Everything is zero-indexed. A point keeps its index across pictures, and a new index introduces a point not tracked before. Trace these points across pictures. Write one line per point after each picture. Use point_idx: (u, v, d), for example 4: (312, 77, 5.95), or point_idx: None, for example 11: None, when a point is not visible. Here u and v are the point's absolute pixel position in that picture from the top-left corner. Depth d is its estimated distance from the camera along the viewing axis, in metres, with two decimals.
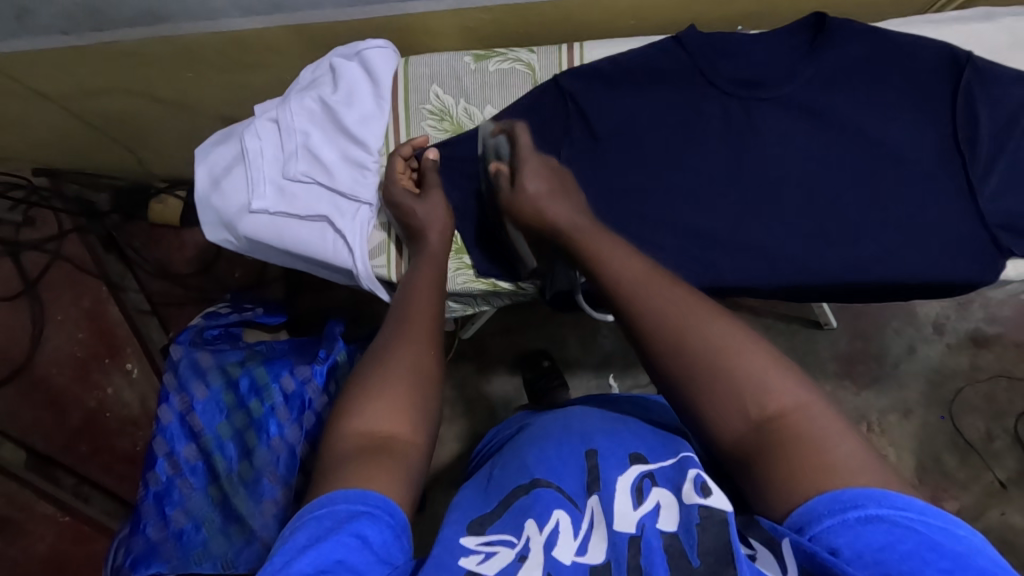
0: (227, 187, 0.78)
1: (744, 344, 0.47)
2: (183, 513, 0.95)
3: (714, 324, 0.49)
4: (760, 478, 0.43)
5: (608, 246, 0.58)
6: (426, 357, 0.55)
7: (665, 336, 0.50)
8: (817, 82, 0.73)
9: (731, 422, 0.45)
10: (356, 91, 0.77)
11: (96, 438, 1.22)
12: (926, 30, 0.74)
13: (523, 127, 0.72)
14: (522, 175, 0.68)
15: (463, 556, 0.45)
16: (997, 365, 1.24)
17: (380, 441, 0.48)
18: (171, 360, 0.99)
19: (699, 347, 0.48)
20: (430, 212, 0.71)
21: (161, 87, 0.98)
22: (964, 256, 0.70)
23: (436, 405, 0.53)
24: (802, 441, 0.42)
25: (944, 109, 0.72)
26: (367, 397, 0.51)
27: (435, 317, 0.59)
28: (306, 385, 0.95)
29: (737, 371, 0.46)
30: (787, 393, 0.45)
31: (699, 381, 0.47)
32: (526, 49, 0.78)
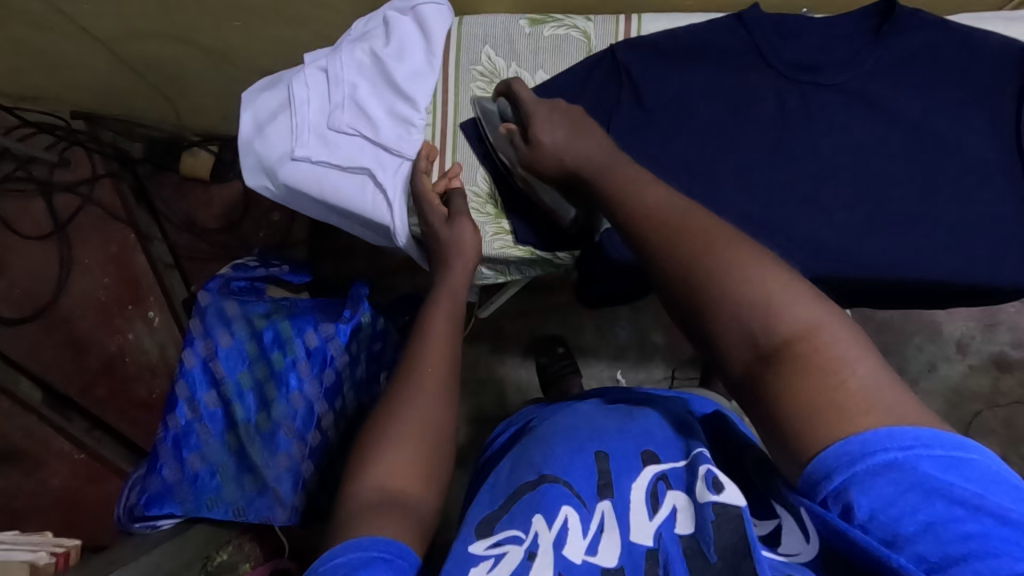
0: (271, 133, 0.78)
1: (754, 264, 0.43)
2: (198, 458, 0.96)
3: (735, 250, 0.45)
4: (763, 403, 0.39)
5: (634, 184, 0.55)
6: (443, 409, 0.55)
7: (677, 263, 0.46)
8: (876, 73, 0.72)
9: (736, 349, 0.42)
10: (408, 47, 0.77)
11: (114, 383, 1.24)
12: (995, 27, 0.72)
13: (519, 81, 0.71)
14: (533, 126, 0.67)
15: (473, 565, 0.46)
16: (1019, 390, 1.22)
17: (395, 496, 0.48)
18: (197, 306, 1.00)
19: (711, 273, 0.44)
20: (459, 235, 0.69)
21: (208, 34, 0.98)
22: (1009, 265, 0.69)
23: (447, 459, 0.54)
24: (809, 367, 0.38)
25: (1007, 109, 0.71)
26: (387, 445, 0.51)
27: (450, 366, 0.59)
28: (329, 343, 0.96)
29: (745, 295, 0.42)
30: (801, 315, 0.40)
31: (707, 307, 0.44)
32: (582, 16, 0.77)
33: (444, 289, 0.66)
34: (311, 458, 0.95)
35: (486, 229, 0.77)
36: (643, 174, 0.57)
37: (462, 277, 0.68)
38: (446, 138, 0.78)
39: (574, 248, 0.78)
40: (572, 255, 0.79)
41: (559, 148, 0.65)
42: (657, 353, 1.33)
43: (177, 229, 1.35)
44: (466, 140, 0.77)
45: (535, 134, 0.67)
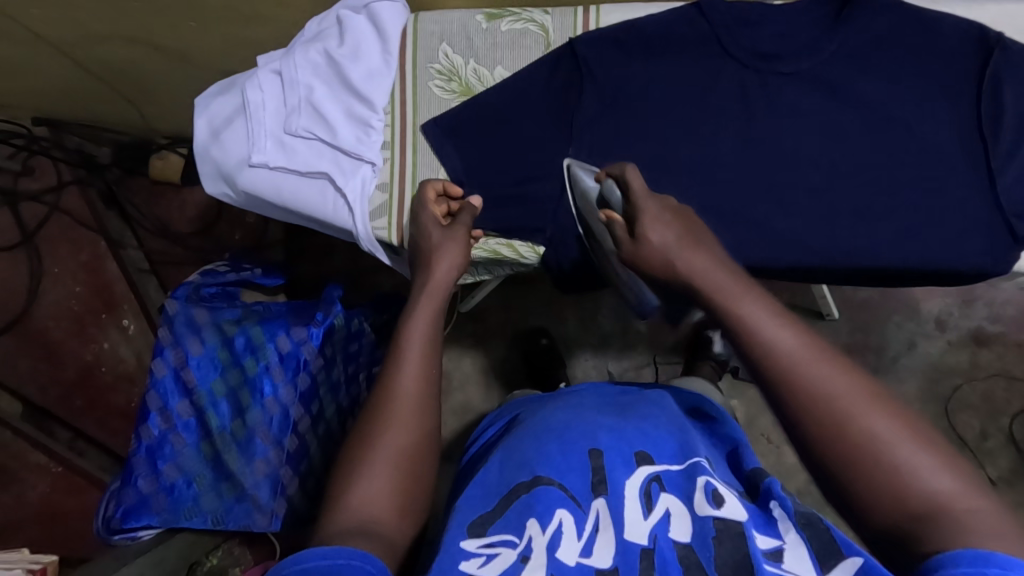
0: (227, 139, 0.76)
1: (903, 433, 0.40)
2: (175, 468, 0.96)
3: (872, 409, 0.41)
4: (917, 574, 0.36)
5: (736, 295, 0.48)
6: (421, 428, 0.52)
7: (812, 419, 0.42)
8: (837, 58, 0.71)
9: (883, 517, 0.39)
10: (363, 47, 0.75)
11: (93, 393, 1.22)
12: (956, 7, 0.71)
13: (633, 168, 0.62)
14: (640, 225, 0.57)
15: (465, 559, 0.46)
16: (997, 364, 1.23)
17: (367, 522, 0.47)
18: (166, 315, 0.97)
19: (856, 437, 0.40)
20: (445, 240, 0.65)
21: (163, 36, 0.95)
22: (975, 246, 0.68)
23: (426, 474, 0.52)
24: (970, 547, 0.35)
25: (967, 91, 0.69)
26: (362, 469, 0.50)
27: (429, 379, 0.55)
28: (301, 347, 0.95)
29: (890, 465, 0.39)
30: (954, 492, 0.38)
31: (851, 477, 0.40)
32: (540, 10, 0.75)
33: (424, 290, 0.60)
34: (289, 463, 0.95)
35: None
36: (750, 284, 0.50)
37: (449, 275, 0.61)
38: (405, 137, 0.76)
39: (536, 244, 0.76)
40: (536, 253, 0.77)
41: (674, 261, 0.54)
42: (639, 341, 1.33)
43: (149, 235, 1.33)
44: (426, 139, 0.75)
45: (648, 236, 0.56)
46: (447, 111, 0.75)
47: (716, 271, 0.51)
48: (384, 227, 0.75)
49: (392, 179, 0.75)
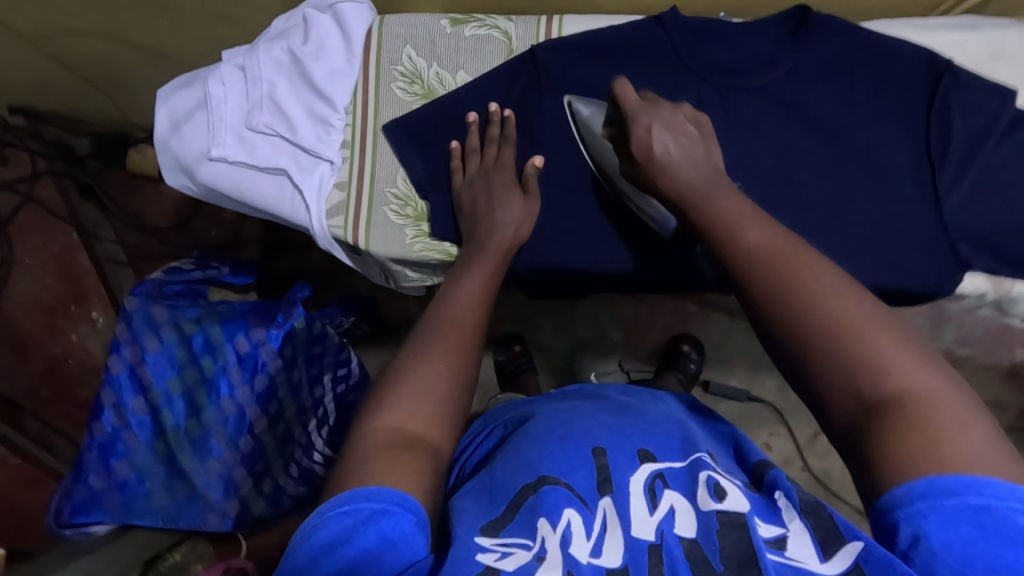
0: (187, 131, 0.76)
1: (875, 326, 0.45)
2: (127, 465, 0.94)
3: (847, 305, 0.46)
4: (863, 451, 0.42)
5: (737, 216, 0.55)
6: (461, 360, 0.55)
7: (787, 311, 0.48)
8: (794, 76, 0.72)
9: (840, 402, 0.44)
10: (327, 46, 0.75)
11: (60, 384, 1.21)
12: (910, 32, 0.72)
13: (625, 80, 0.68)
14: (637, 132, 0.64)
15: (480, 552, 0.41)
16: None
17: (408, 437, 0.48)
18: (124, 311, 0.95)
19: (822, 326, 0.46)
20: (509, 213, 0.69)
21: (136, 32, 0.96)
22: (921, 267, 0.69)
23: (465, 410, 0.54)
24: (918, 427, 0.40)
25: (918, 114, 0.70)
26: (401, 390, 0.51)
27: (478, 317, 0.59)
28: (260, 348, 0.96)
29: (853, 355, 0.44)
30: (914, 376, 0.42)
31: (820, 361, 0.45)
32: (504, 17, 0.76)
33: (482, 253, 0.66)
34: (242, 464, 0.97)
35: (406, 231, 0.75)
36: (753, 208, 0.56)
37: (510, 237, 0.68)
38: (365, 137, 0.76)
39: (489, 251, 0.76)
40: None
41: (665, 169, 0.62)
42: (613, 349, 1.34)
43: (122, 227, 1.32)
44: (386, 140, 0.75)
45: (643, 146, 0.64)
46: (407, 112, 0.76)
47: (709, 185, 0.58)
48: (344, 226, 0.75)
49: (350, 179, 0.75)
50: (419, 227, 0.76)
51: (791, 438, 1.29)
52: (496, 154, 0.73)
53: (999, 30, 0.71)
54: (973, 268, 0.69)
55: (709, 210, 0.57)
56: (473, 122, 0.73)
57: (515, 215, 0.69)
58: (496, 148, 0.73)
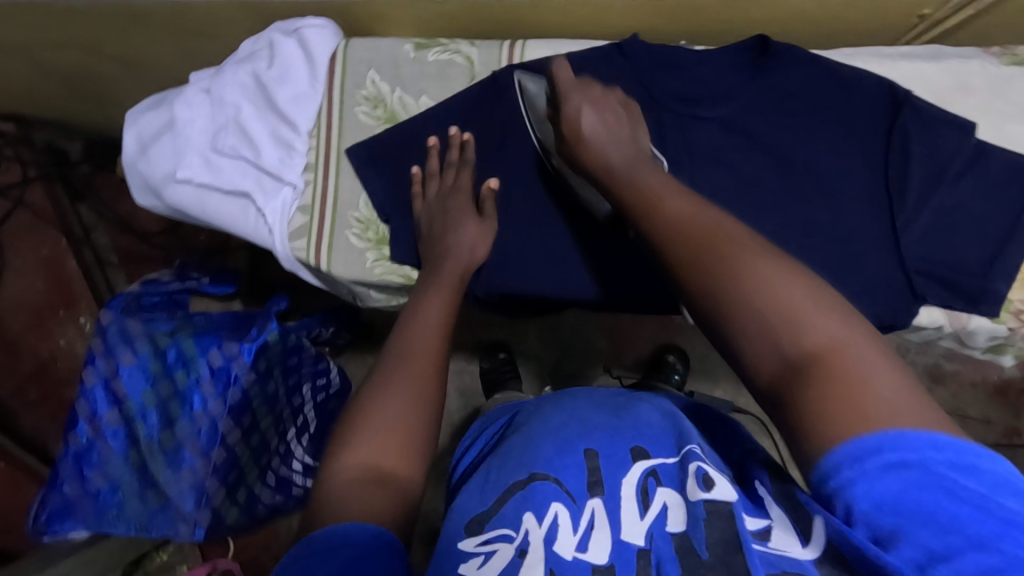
0: (154, 153, 0.77)
1: (791, 283, 0.42)
2: (101, 475, 0.95)
3: (761, 259, 0.44)
4: (787, 415, 0.39)
5: (659, 188, 0.54)
6: (424, 389, 0.55)
7: (707, 271, 0.45)
8: (753, 105, 0.71)
9: (763, 362, 0.41)
10: (291, 70, 0.76)
11: (48, 385, 1.24)
12: (870, 63, 0.72)
13: (562, 62, 0.67)
14: (569, 118, 0.64)
15: (463, 561, 0.46)
16: (950, 401, 1.20)
17: (378, 475, 0.48)
18: (99, 324, 0.97)
19: (736, 282, 0.43)
20: (466, 237, 0.71)
21: (116, 47, 0.96)
22: (878, 301, 0.68)
23: (432, 440, 0.53)
24: (832, 382, 0.37)
25: (876, 147, 0.70)
26: (364, 429, 0.50)
27: (437, 342, 0.60)
28: (232, 362, 0.96)
29: (776, 313, 0.41)
30: (831, 330, 0.40)
31: (735, 324, 0.43)
32: (467, 41, 0.76)
33: (443, 278, 0.67)
34: (214, 474, 0.97)
35: (367, 255, 0.76)
36: (669, 181, 0.56)
37: (465, 262, 0.70)
38: (328, 161, 0.76)
39: None
40: None
41: (590, 148, 0.62)
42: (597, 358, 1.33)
43: (109, 230, 1.32)
44: (348, 163, 0.76)
45: (574, 125, 0.63)
46: (382, 131, 0.76)
47: (629, 164, 0.59)
48: (312, 247, 0.76)
49: (313, 203, 0.76)
50: (380, 251, 0.76)
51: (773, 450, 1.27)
52: (453, 178, 0.74)
53: (961, 62, 0.71)
54: (928, 302, 0.68)
55: (632, 184, 0.56)
56: (432, 145, 0.74)
57: (472, 234, 0.71)
58: (456, 169, 0.74)
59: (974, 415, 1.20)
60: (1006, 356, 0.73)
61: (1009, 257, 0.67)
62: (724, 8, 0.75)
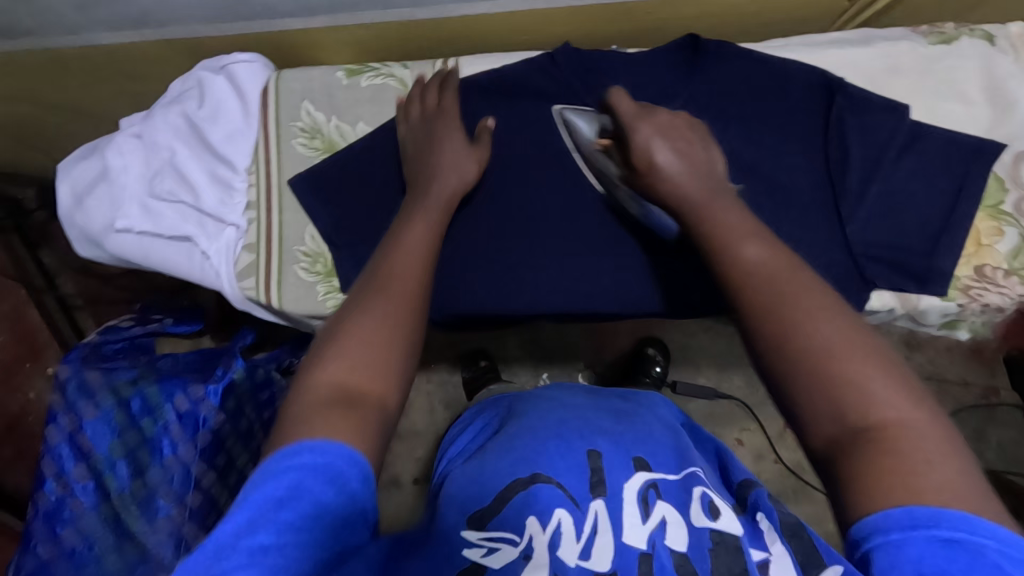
0: (90, 205, 0.75)
1: (859, 349, 0.41)
2: (75, 532, 0.93)
3: (832, 319, 0.42)
4: (843, 479, 0.38)
5: (735, 225, 0.50)
6: (411, 308, 0.50)
7: (773, 320, 0.43)
8: (693, 104, 0.70)
9: (825, 423, 0.40)
10: (223, 108, 0.75)
11: (22, 441, 1.13)
12: (800, 52, 0.72)
13: (620, 91, 0.64)
14: (646, 148, 0.58)
15: (465, 547, 0.44)
16: (929, 367, 1.20)
17: (350, 393, 0.44)
18: (58, 380, 0.95)
19: (809, 338, 0.42)
20: (456, 157, 0.66)
21: (47, 92, 0.92)
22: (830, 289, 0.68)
23: (416, 364, 0.50)
24: (889, 457, 0.37)
25: (814, 136, 0.70)
26: (342, 345, 0.47)
27: (422, 270, 0.54)
28: (200, 405, 0.94)
29: (843, 376, 0.40)
30: (895, 404, 0.39)
31: (799, 380, 0.41)
32: (400, 64, 0.76)
33: (431, 198, 0.62)
34: (190, 520, 0.94)
35: (318, 288, 0.74)
36: (750, 220, 0.51)
37: (454, 184, 0.64)
38: (271, 196, 0.75)
39: None
40: None
41: (666, 182, 0.56)
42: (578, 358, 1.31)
43: (74, 276, 1.25)
44: (291, 197, 0.75)
45: (643, 157, 0.58)
46: (324, 159, 0.74)
47: (711, 196, 0.53)
48: (261, 281, 0.74)
49: (258, 240, 0.75)
50: (331, 283, 0.75)
51: (762, 432, 1.25)
52: (437, 99, 0.71)
53: (889, 45, 0.72)
54: (880, 286, 0.68)
55: (709, 217, 0.51)
56: (418, 81, 0.73)
57: (455, 152, 0.66)
58: (443, 96, 0.71)
59: (954, 378, 1.20)
60: (960, 331, 0.74)
61: (954, 233, 0.67)
62: (657, 5, 0.75)
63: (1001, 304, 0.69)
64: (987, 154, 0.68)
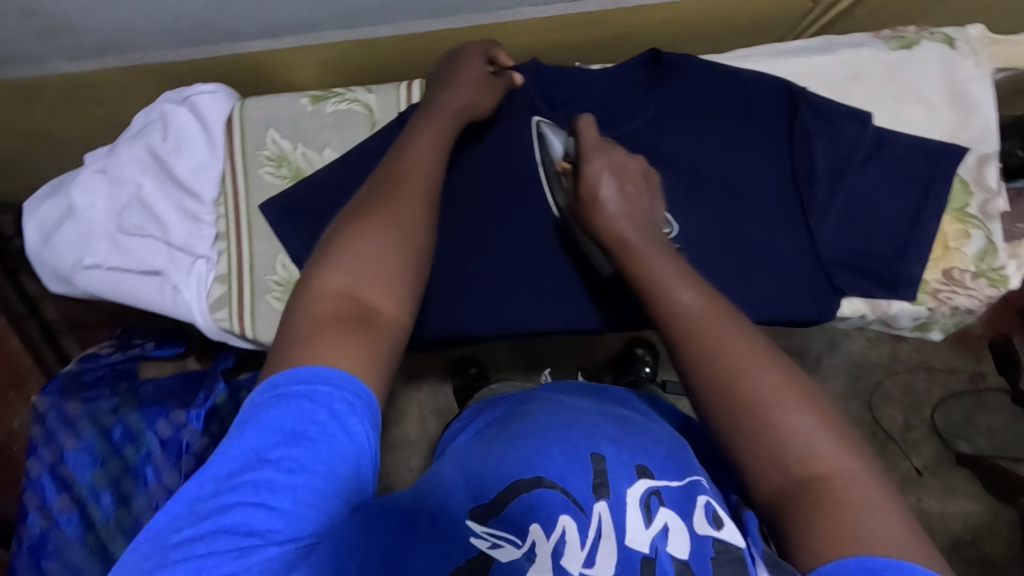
0: (57, 243, 0.75)
1: (794, 400, 0.43)
2: (59, 564, 0.92)
3: (765, 371, 0.44)
4: (793, 538, 0.40)
5: (670, 274, 0.50)
6: (415, 223, 0.49)
7: (717, 379, 0.44)
8: (657, 120, 0.71)
9: (769, 478, 0.42)
10: (187, 141, 0.74)
11: (9, 470, 1.11)
12: (762, 63, 0.72)
13: (589, 121, 0.63)
14: (591, 182, 0.57)
15: (473, 535, 0.41)
16: (915, 356, 1.21)
17: (358, 307, 0.44)
18: (36, 412, 0.95)
19: (751, 398, 0.43)
20: (473, 77, 0.64)
21: (15, 123, 0.90)
22: (800, 297, 0.68)
23: (422, 282, 0.49)
24: (832, 510, 0.39)
25: (779, 145, 0.70)
26: (345, 254, 0.46)
27: (430, 185, 0.53)
28: (183, 430, 0.95)
29: (787, 434, 0.41)
30: (832, 453, 0.41)
31: (741, 435, 0.43)
32: (364, 88, 0.75)
33: (443, 111, 0.60)
34: None
35: None
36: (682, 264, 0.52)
37: (466, 102, 0.62)
38: (240, 225, 0.74)
39: None
40: None
41: (606, 219, 0.55)
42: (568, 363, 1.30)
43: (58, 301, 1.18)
44: (260, 224, 0.74)
45: (591, 189, 0.57)
46: (289, 185, 0.74)
47: (647, 240, 0.53)
48: (234, 309, 0.74)
49: (229, 271, 0.74)
50: None
51: None
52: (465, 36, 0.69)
53: (852, 52, 0.72)
54: (849, 293, 0.69)
55: (643, 261, 0.52)
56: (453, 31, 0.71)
57: (474, 79, 0.63)
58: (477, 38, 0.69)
59: (940, 365, 1.21)
60: (933, 332, 0.74)
61: (920, 238, 0.68)
62: (623, 13, 0.75)
63: (970, 306, 0.69)
64: (951, 157, 0.68)
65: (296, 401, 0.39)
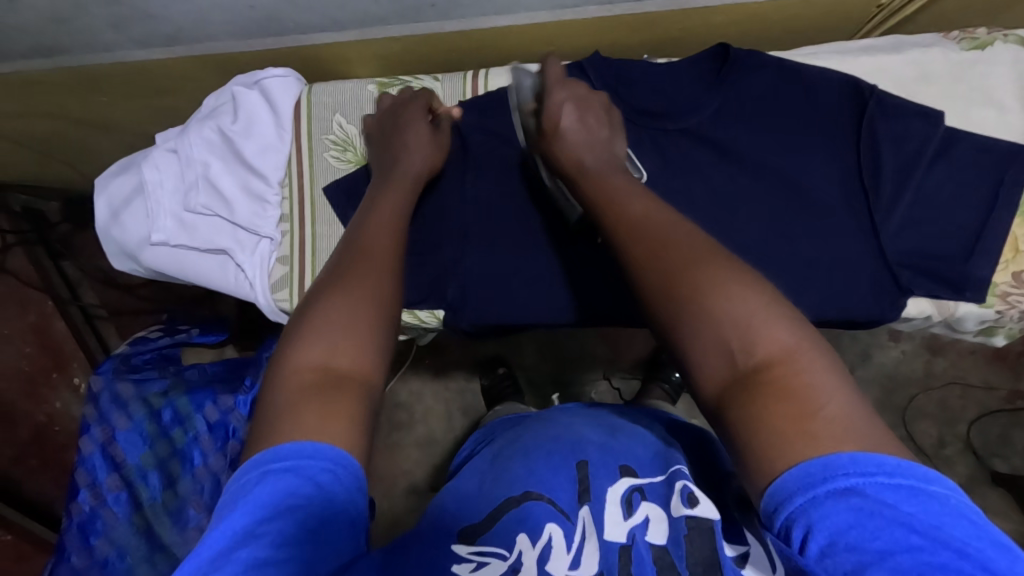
0: (127, 219, 0.76)
1: (740, 289, 0.41)
2: (107, 542, 0.94)
3: (709, 263, 0.43)
4: (741, 434, 0.37)
5: (622, 188, 0.52)
6: (381, 285, 0.49)
7: (659, 270, 0.44)
8: (721, 114, 0.71)
9: (713, 369, 0.39)
10: (256, 122, 0.76)
11: (48, 452, 1.12)
12: (828, 62, 0.72)
13: (555, 59, 0.66)
14: (549, 117, 0.61)
15: (455, 562, 0.41)
16: (951, 371, 1.19)
17: (335, 375, 0.43)
18: (92, 391, 0.96)
19: (691, 288, 0.41)
20: (417, 143, 0.67)
21: (78, 108, 0.92)
22: (865, 296, 0.68)
23: (394, 341, 0.48)
24: (782, 392, 0.36)
25: (845, 141, 0.69)
26: (319, 326, 0.45)
27: (396, 244, 0.54)
28: (229, 415, 0.95)
29: (723, 315, 0.40)
30: (784, 340, 0.38)
31: (684, 327, 0.41)
32: (431, 77, 0.78)
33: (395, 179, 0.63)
34: None
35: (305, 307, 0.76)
36: (634, 184, 0.53)
37: (418, 167, 0.66)
38: (305, 209, 0.76)
39: (436, 309, 0.74)
40: (437, 317, 0.75)
41: (566, 144, 0.59)
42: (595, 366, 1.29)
43: (97, 285, 1.19)
44: (324, 208, 0.75)
45: (552, 120, 0.60)
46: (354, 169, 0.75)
47: (604, 165, 0.56)
48: (295, 290, 0.75)
49: (292, 252, 0.76)
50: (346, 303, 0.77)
51: None
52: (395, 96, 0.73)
53: (922, 52, 0.72)
54: (915, 293, 0.68)
55: (597, 182, 0.54)
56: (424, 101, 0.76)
57: (419, 142, 0.68)
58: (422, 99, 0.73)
59: (976, 382, 1.18)
60: (997, 337, 0.73)
61: (991, 239, 0.67)
62: (683, 16, 0.75)
63: None
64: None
65: (279, 476, 0.37)
